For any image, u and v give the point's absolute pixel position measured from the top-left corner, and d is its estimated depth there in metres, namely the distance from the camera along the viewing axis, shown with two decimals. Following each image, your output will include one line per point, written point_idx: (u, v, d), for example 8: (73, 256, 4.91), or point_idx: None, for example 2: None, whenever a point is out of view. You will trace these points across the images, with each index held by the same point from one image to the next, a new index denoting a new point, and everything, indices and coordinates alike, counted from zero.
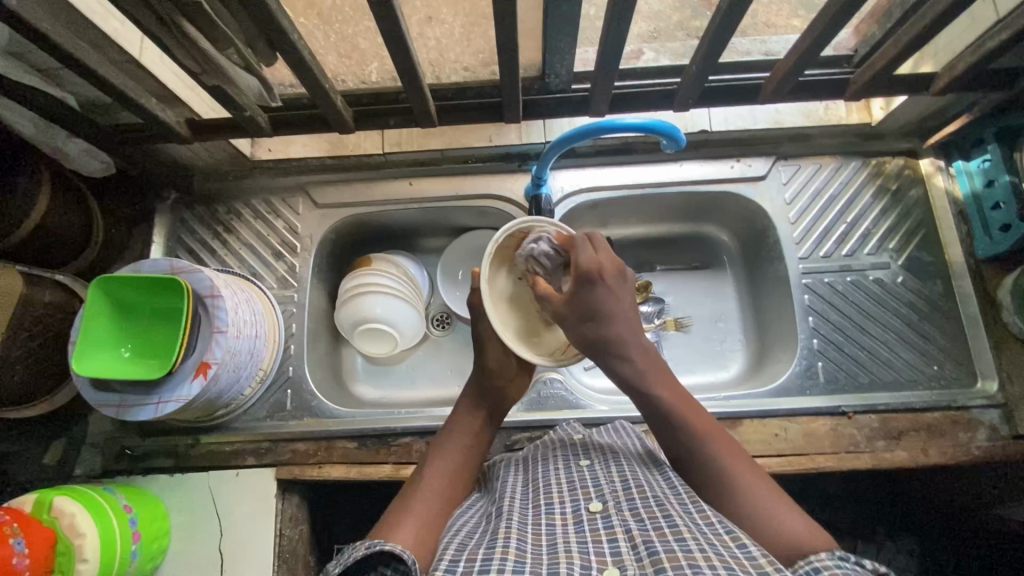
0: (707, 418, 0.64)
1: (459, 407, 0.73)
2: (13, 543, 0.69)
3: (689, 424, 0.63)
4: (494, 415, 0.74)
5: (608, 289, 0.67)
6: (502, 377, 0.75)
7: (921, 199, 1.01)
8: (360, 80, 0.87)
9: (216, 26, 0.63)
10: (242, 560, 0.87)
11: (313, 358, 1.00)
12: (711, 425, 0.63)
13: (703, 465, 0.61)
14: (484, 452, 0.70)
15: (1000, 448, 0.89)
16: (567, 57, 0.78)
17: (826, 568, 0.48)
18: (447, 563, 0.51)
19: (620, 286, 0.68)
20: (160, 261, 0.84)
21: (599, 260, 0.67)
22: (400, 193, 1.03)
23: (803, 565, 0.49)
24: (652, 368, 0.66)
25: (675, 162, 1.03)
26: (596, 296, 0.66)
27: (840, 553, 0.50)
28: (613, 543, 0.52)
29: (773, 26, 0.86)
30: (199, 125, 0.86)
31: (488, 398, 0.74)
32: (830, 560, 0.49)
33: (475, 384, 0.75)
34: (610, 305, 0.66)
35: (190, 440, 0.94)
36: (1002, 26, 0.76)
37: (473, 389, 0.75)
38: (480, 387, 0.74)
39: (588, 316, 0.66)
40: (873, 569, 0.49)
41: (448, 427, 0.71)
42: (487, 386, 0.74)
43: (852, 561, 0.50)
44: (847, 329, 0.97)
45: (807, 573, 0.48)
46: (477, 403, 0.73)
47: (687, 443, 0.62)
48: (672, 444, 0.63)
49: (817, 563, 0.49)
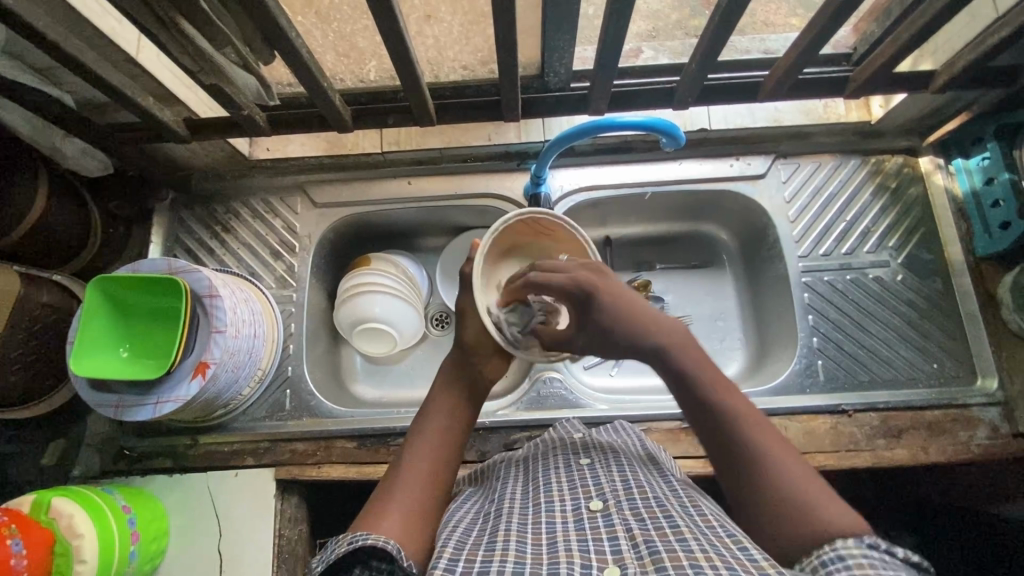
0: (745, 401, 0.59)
1: (436, 386, 0.69)
2: (12, 544, 0.69)
3: (730, 408, 0.58)
4: (475, 390, 0.69)
5: (605, 301, 0.64)
6: (479, 355, 0.71)
7: (921, 197, 1.01)
8: (358, 79, 0.87)
9: (212, 24, 0.62)
10: (241, 560, 0.87)
11: (312, 357, 1.00)
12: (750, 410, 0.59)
13: (746, 450, 0.56)
14: (470, 426, 0.68)
15: (1001, 446, 0.89)
16: (566, 56, 0.78)
17: (852, 557, 0.47)
18: (447, 562, 0.50)
19: (609, 284, 0.66)
20: (158, 261, 0.83)
21: (580, 277, 0.65)
22: (399, 192, 1.03)
23: (826, 552, 0.49)
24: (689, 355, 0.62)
25: (674, 161, 1.03)
26: (596, 318, 0.65)
27: (869, 541, 0.49)
28: (613, 541, 0.51)
29: (772, 24, 0.88)
30: (197, 124, 0.86)
31: (466, 375, 0.70)
32: (857, 548, 0.48)
33: (455, 363, 0.70)
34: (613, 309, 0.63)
35: (189, 440, 0.94)
36: (1002, 23, 0.75)
37: (451, 367, 0.71)
38: (460, 366, 0.70)
39: (601, 332, 0.64)
40: (903, 558, 0.48)
41: (426, 408, 0.68)
42: (468, 360, 0.70)
43: (882, 549, 0.48)
44: (847, 328, 0.96)
45: (831, 560, 0.48)
46: (455, 379, 0.69)
47: (719, 421, 0.58)
48: (708, 428, 0.59)
49: (841, 551, 0.48)
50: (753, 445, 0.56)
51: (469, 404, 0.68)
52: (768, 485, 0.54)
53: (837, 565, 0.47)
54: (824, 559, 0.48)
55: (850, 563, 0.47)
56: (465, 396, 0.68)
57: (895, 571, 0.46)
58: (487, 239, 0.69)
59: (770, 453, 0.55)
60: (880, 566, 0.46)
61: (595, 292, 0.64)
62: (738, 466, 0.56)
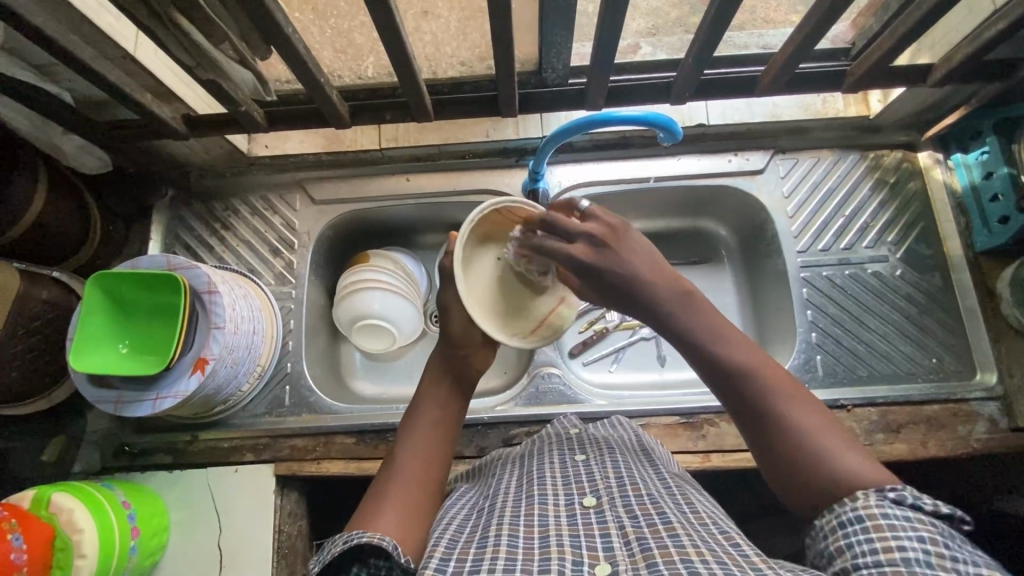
0: (756, 351, 0.59)
1: (425, 381, 0.69)
2: (13, 539, 0.69)
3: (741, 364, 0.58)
4: (463, 384, 0.69)
5: (608, 263, 0.63)
6: (467, 352, 0.69)
7: (920, 192, 1.01)
8: (356, 76, 0.87)
9: (209, 20, 0.63)
10: (240, 555, 0.88)
11: (311, 354, 1.00)
12: (764, 362, 0.58)
13: (762, 408, 0.56)
14: (459, 420, 0.68)
15: (1000, 440, 0.89)
16: (563, 52, 0.78)
17: (870, 518, 0.47)
18: (438, 561, 0.50)
19: (619, 247, 0.63)
20: (158, 257, 0.84)
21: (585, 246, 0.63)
22: (398, 189, 1.03)
23: (845, 511, 0.49)
24: (695, 309, 0.61)
25: (673, 157, 1.03)
26: (599, 284, 0.63)
27: (892, 496, 0.48)
28: (605, 537, 0.52)
29: (770, 20, 0.87)
30: (196, 121, 0.86)
31: (453, 368, 0.69)
32: (878, 507, 0.47)
33: (441, 355, 0.70)
34: (628, 267, 0.62)
35: (189, 436, 0.94)
36: (998, 16, 0.75)
37: (436, 363, 0.70)
38: (446, 359, 0.70)
39: (613, 288, 0.63)
40: (931, 511, 0.48)
41: (415, 405, 0.67)
42: (453, 356, 0.69)
43: (908, 504, 0.48)
44: (845, 323, 0.96)
45: (850, 521, 0.48)
46: (441, 375, 0.69)
47: (735, 380, 0.58)
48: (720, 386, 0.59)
49: (860, 509, 0.48)
50: (768, 400, 0.56)
51: (455, 398, 0.68)
52: (792, 440, 0.54)
53: (855, 526, 0.48)
54: (843, 520, 0.49)
55: (869, 525, 0.47)
56: (454, 388, 0.69)
57: (917, 530, 0.46)
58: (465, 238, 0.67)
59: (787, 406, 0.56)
60: (902, 526, 0.46)
61: (597, 259, 0.63)
62: (761, 426, 0.56)
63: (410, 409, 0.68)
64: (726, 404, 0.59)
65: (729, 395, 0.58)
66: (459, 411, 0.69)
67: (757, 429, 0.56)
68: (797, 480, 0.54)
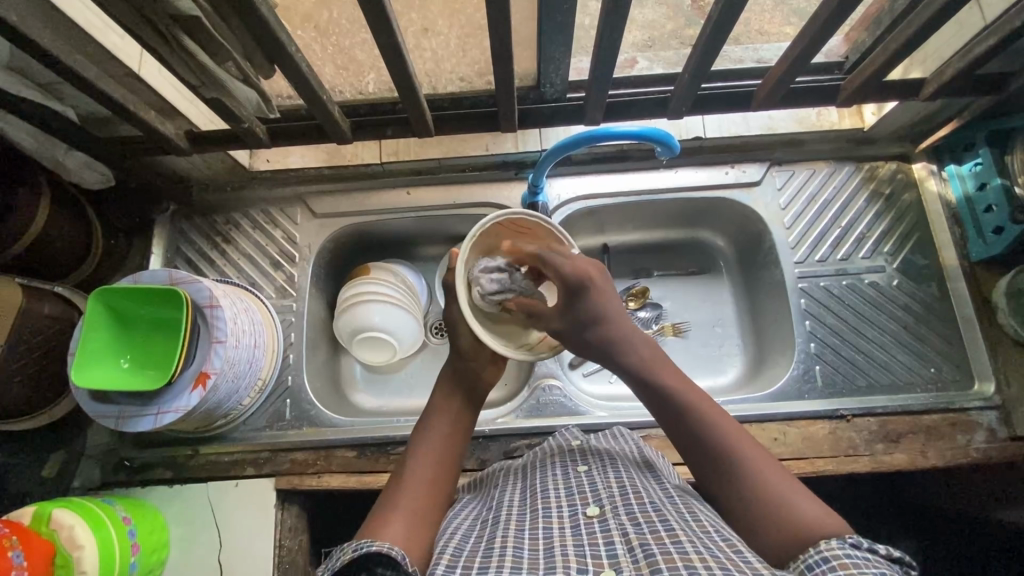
0: (714, 404, 0.64)
1: (436, 396, 0.71)
2: (13, 556, 0.68)
3: (698, 412, 0.62)
4: (472, 399, 0.71)
5: (598, 292, 0.69)
6: (475, 360, 0.72)
7: (914, 203, 1.02)
8: (357, 91, 0.88)
9: (213, 40, 0.64)
10: (241, 569, 0.87)
11: (312, 367, 1.00)
12: (721, 412, 0.63)
13: (720, 451, 0.60)
14: (468, 433, 0.69)
15: (999, 450, 0.89)
16: (562, 67, 0.79)
17: (835, 558, 0.48)
18: (444, 568, 0.51)
19: (605, 283, 0.71)
20: (159, 272, 0.85)
21: (583, 267, 0.69)
22: (398, 203, 1.04)
23: (811, 555, 0.49)
24: (647, 354, 0.68)
25: (670, 169, 1.03)
26: (586, 302, 0.69)
27: (851, 541, 0.50)
28: (609, 545, 0.52)
29: (765, 33, 0.87)
30: (197, 138, 0.87)
31: (464, 382, 0.71)
32: (839, 548, 0.48)
33: (451, 367, 0.72)
34: (602, 308, 0.69)
35: (190, 450, 0.94)
36: (988, 32, 0.77)
37: (448, 374, 0.72)
38: (455, 372, 0.72)
39: (583, 325, 0.69)
40: (884, 555, 0.50)
41: (424, 421, 0.68)
42: (463, 368, 0.72)
43: (864, 547, 0.49)
44: (844, 333, 0.97)
45: (816, 563, 0.48)
46: (453, 390, 0.70)
47: (692, 430, 0.62)
48: (680, 427, 0.63)
49: (825, 552, 0.49)
50: (722, 444, 0.60)
51: (464, 409, 0.69)
52: (748, 485, 0.57)
53: (821, 567, 0.48)
54: (810, 563, 0.49)
55: (834, 564, 0.47)
56: (465, 401, 0.70)
57: (878, 569, 0.47)
58: (466, 247, 0.69)
59: (742, 453, 0.59)
60: (862, 565, 0.47)
61: (592, 282, 0.69)
62: (716, 468, 0.59)
63: (420, 423, 0.69)
64: (684, 448, 0.63)
65: (684, 441, 0.63)
66: (469, 421, 0.70)
67: (715, 473, 0.59)
68: (754, 523, 0.56)
